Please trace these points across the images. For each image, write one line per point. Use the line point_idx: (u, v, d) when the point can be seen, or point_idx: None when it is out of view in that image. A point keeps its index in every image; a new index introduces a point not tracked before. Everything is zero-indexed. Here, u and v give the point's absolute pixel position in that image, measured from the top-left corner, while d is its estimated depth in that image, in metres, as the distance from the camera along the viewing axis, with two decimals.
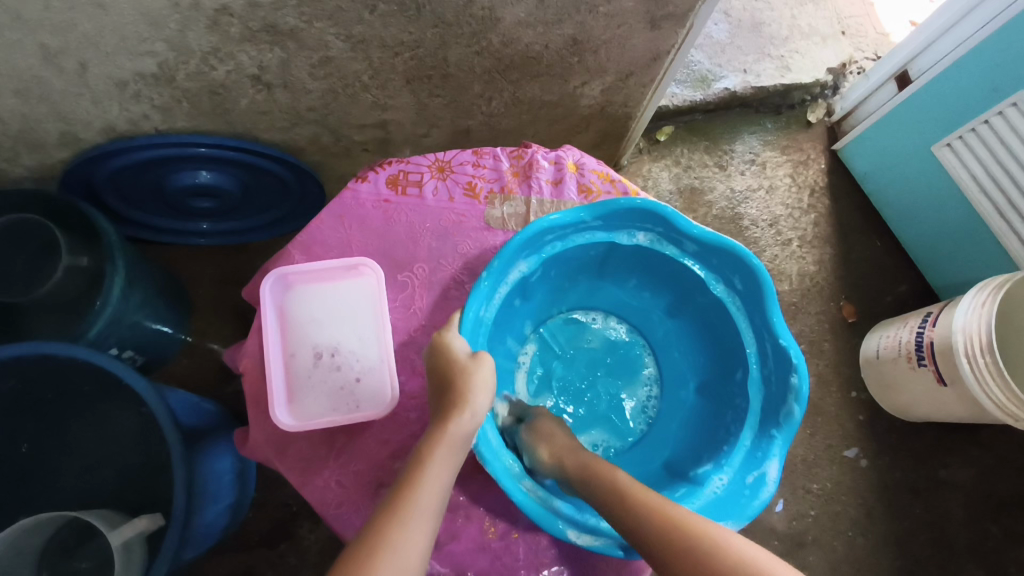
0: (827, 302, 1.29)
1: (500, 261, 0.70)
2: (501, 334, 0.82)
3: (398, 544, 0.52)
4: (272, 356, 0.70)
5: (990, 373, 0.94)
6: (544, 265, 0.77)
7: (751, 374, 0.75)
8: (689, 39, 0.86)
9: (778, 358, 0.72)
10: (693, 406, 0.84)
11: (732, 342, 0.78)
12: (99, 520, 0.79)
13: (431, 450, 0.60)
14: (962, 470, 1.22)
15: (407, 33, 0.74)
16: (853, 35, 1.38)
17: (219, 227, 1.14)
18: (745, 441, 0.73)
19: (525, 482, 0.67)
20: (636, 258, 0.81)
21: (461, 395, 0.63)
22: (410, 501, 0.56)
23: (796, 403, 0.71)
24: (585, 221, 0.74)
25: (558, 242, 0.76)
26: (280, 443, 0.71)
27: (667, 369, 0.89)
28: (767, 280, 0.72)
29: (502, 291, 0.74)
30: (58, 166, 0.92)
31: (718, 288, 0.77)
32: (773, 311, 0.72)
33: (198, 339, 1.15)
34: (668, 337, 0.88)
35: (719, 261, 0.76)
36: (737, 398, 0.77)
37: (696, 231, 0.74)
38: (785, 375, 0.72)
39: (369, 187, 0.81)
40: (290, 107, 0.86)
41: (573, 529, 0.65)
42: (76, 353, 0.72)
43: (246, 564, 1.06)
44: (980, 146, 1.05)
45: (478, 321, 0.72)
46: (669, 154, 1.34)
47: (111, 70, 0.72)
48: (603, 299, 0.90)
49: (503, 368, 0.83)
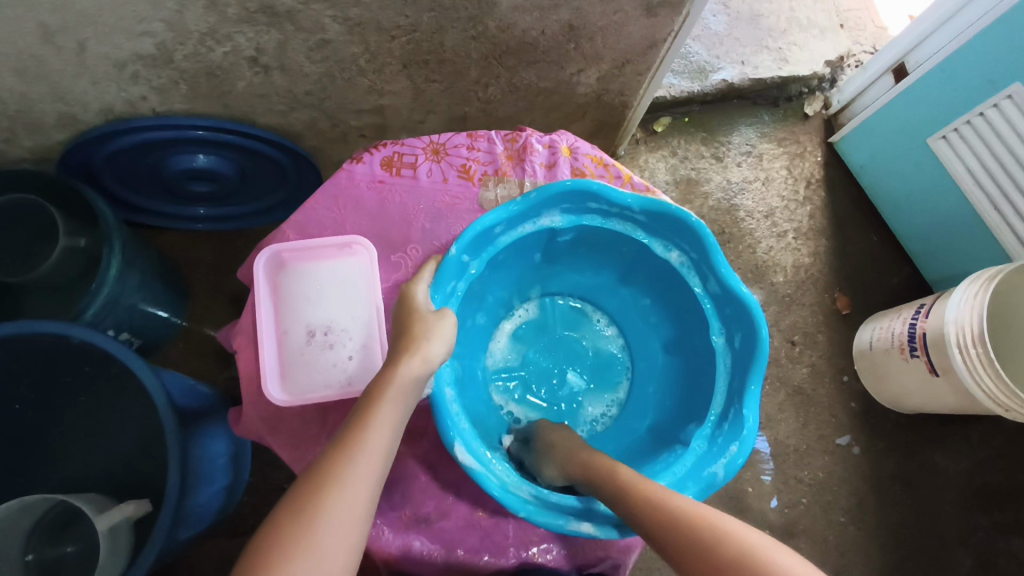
0: (821, 294, 1.30)
1: (538, 194, 0.72)
2: (503, 279, 0.83)
3: (348, 477, 0.52)
4: (264, 333, 0.70)
5: (981, 363, 0.95)
6: (577, 232, 0.78)
7: (700, 430, 0.71)
8: (686, 27, 0.86)
9: (733, 427, 0.69)
10: (634, 439, 0.82)
11: (703, 395, 0.75)
12: (89, 505, 0.80)
13: (380, 391, 0.59)
14: (954, 461, 1.22)
15: (403, 16, 0.74)
16: (851, 29, 1.38)
17: (217, 212, 1.15)
18: (677, 471, 0.69)
19: (448, 389, 0.68)
20: (659, 274, 0.80)
21: (412, 341, 0.62)
22: (363, 435, 0.55)
23: (722, 468, 0.67)
24: (630, 209, 0.74)
25: (599, 219, 0.76)
26: (273, 420, 0.72)
27: (635, 400, 0.87)
28: (763, 351, 0.68)
29: (527, 228, 0.75)
30: (56, 148, 0.93)
31: (718, 338, 0.74)
32: (754, 380, 0.68)
33: (195, 323, 1.16)
34: (650, 367, 0.87)
35: (732, 313, 0.73)
36: (677, 443, 0.74)
37: (724, 270, 0.72)
38: (727, 440, 0.68)
39: (364, 168, 0.81)
40: (287, 91, 0.87)
41: (461, 447, 0.65)
42: (72, 332, 0.72)
43: (241, 546, 1.07)
44: (974, 139, 1.06)
45: (490, 235, 0.73)
46: (666, 145, 1.34)
47: (108, 50, 0.72)
48: (613, 302, 0.90)
49: (489, 308, 0.85)
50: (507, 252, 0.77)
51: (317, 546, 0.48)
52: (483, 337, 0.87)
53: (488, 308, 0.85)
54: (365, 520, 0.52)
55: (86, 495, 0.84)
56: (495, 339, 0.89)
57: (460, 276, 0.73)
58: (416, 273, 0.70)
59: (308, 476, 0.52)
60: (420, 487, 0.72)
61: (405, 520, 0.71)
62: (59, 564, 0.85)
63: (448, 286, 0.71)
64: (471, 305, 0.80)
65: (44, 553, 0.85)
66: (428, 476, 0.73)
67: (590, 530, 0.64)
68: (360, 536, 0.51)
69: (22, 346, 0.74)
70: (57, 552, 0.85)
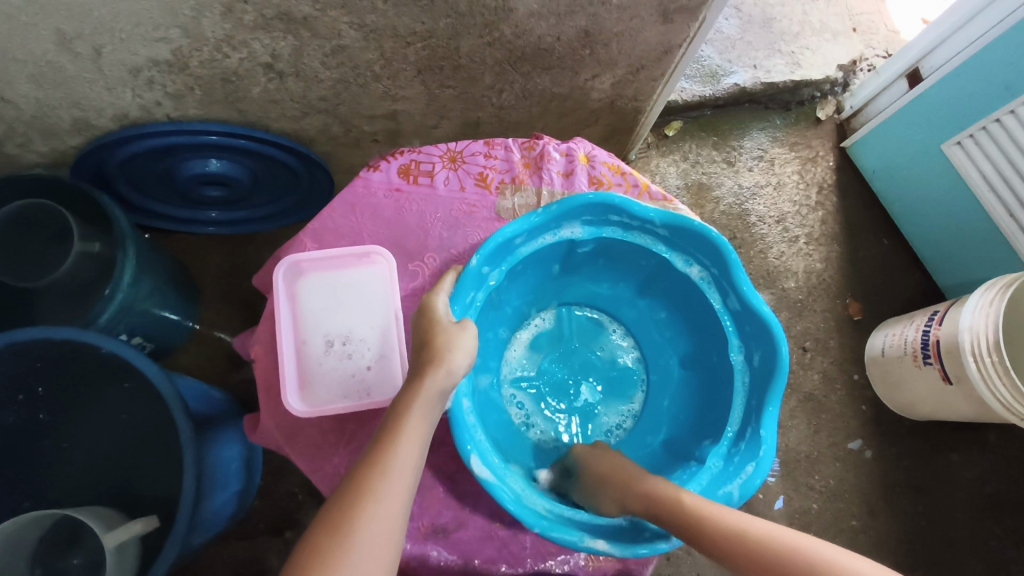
0: (834, 300, 1.29)
1: (559, 205, 0.72)
2: (519, 290, 0.83)
3: (382, 492, 0.52)
4: (283, 343, 0.70)
5: (996, 372, 0.94)
6: (597, 244, 0.78)
7: (716, 448, 0.71)
8: (701, 33, 0.86)
9: (750, 446, 0.68)
10: (649, 453, 0.82)
11: (719, 412, 0.75)
12: (96, 522, 0.80)
13: (408, 404, 0.59)
14: (965, 468, 1.22)
15: (420, 22, 0.74)
16: (864, 32, 1.38)
17: (230, 216, 1.15)
18: (692, 489, 0.69)
19: (465, 401, 0.68)
20: (679, 288, 0.79)
21: (436, 353, 0.62)
22: (392, 450, 0.55)
23: (738, 488, 0.67)
24: (652, 223, 0.74)
25: (621, 231, 0.76)
26: (290, 429, 0.72)
27: (650, 412, 0.86)
28: (783, 370, 0.68)
29: (547, 239, 0.75)
30: (70, 152, 0.93)
31: (737, 356, 0.73)
32: (773, 400, 0.68)
33: (206, 327, 1.16)
34: (667, 380, 0.86)
35: (751, 330, 0.72)
36: (692, 460, 0.74)
37: (745, 286, 0.71)
38: (744, 460, 0.68)
39: (381, 176, 0.81)
40: (302, 97, 0.87)
41: (477, 458, 0.64)
42: (89, 338, 0.72)
43: (251, 551, 1.07)
44: (991, 145, 1.04)
45: (511, 246, 0.72)
46: (678, 149, 1.34)
47: (125, 56, 0.72)
48: (630, 313, 0.90)
49: (505, 317, 0.84)
50: (528, 262, 0.76)
51: (354, 562, 0.48)
52: (500, 346, 0.86)
53: (505, 320, 0.85)
54: (399, 534, 0.52)
55: (91, 508, 0.84)
56: (512, 348, 0.89)
57: (479, 286, 0.72)
58: (436, 287, 0.70)
59: (341, 492, 0.53)
60: (436, 498, 0.72)
61: (423, 531, 0.70)
62: None
63: (468, 296, 0.71)
64: (489, 314, 0.79)
65: (50, 565, 0.84)
66: (445, 487, 0.72)
67: (605, 546, 0.63)
68: (394, 552, 0.51)
69: (36, 354, 0.75)
70: (63, 564, 0.85)
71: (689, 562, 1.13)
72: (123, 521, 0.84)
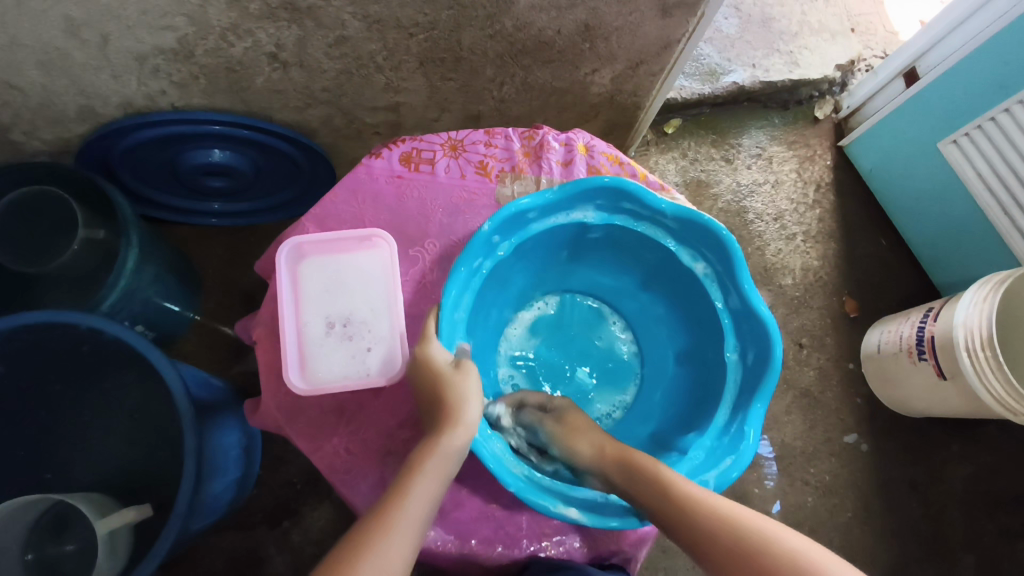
0: (831, 297, 1.30)
1: (574, 184, 0.73)
2: (519, 274, 0.83)
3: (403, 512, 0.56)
4: (285, 324, 0.71)
5: (990, 367, 0.95)
6: (607, 231, 0.79)
7: (700, 440, 0.72)
8: (701, 29, 0.87)
9: (732, 441, 0.70)
10: (636, 441, 0.82)
11: (708, 406, 0.76)
12: (89, 508, 0.81)
13: (422, 462, 0.61)
14: (960, 467, 1.23)
15: (422, 14, 0.75)
16: (862, 33, 1.39)
17: (231, 207, 1.16)
18: None
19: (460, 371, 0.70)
20: (682, 283, 0.80)
21: (450, 414, 0.63)
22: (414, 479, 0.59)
23: (714, 477, 0.68)
24: (663, 214, 0.75)
25: (633, 220, 0.77)
26: (291, 411, 0.73)
27: (641, 404, 0.87)
28: (774, 375, 0.69)
29: (559, 220, 0.76)
30: (75, 141, 0.94)
31: (731, 354, 0.74)
32: (761, 399, 0.69)
33: (206, 318, 1.17)
34: (660, 375, 0.87)
35: (748, 329, 0.73)
36: (674, 450, 0.75)
37: (748, 286, 0.72)
38: (724, 452, 0.69)
39: (383, 163, 0.82)
40: (305, 88, 0.88)
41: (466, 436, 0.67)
42: (92, 322, 0.73)
43: (250, 539, 1.08)
44: (986, 143, 1.06)
45: (523, 220, 0.74)
46: (677, 146, 1.35)
47: (131, 44, 0.73)
48: (631, 306, 0.91)
49: (507, 296, 0.85)
50: (537, 239, 0.78)
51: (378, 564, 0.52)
52: (499, 326, 0.87)
53: (509, 299, 0.86)
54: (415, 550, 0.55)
55: (88, 494, 0.85)
56: (512, 326, 0.90)
57: (488, 255, 0.73)
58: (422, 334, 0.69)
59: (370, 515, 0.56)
60: None
61: None
62: (59, 563, 0.85)
63: (475, 262, 0.72)
64: (493, 290, 0.80)
65: (44, 552, 0.84)
66: None
67: (576, 515, 0.65)
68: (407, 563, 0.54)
69: (38, 338, 0.75)
70: (57, 551, 0.85)
71: (684, 556, 1.14)
72: (117, 508, 0.85)
